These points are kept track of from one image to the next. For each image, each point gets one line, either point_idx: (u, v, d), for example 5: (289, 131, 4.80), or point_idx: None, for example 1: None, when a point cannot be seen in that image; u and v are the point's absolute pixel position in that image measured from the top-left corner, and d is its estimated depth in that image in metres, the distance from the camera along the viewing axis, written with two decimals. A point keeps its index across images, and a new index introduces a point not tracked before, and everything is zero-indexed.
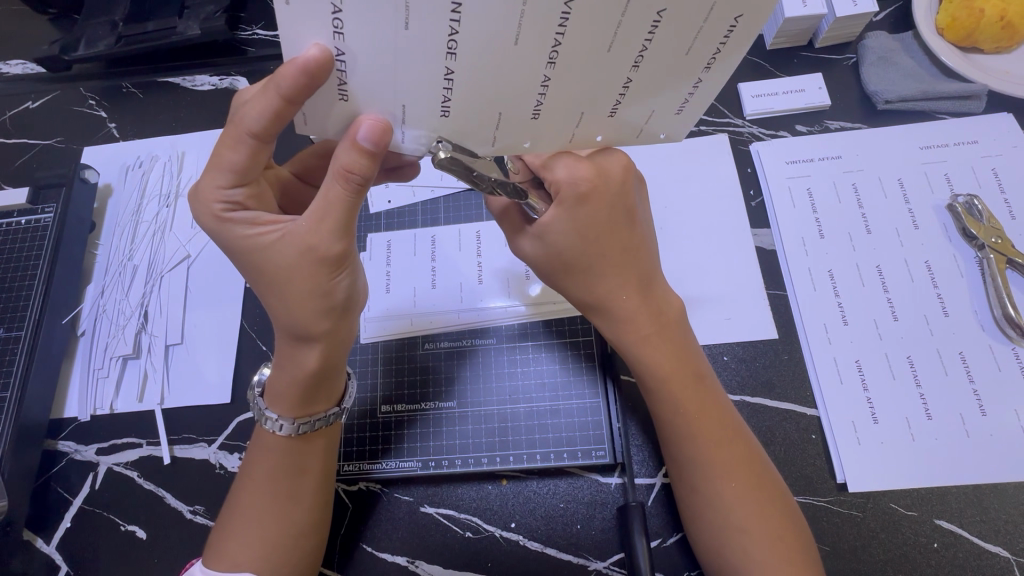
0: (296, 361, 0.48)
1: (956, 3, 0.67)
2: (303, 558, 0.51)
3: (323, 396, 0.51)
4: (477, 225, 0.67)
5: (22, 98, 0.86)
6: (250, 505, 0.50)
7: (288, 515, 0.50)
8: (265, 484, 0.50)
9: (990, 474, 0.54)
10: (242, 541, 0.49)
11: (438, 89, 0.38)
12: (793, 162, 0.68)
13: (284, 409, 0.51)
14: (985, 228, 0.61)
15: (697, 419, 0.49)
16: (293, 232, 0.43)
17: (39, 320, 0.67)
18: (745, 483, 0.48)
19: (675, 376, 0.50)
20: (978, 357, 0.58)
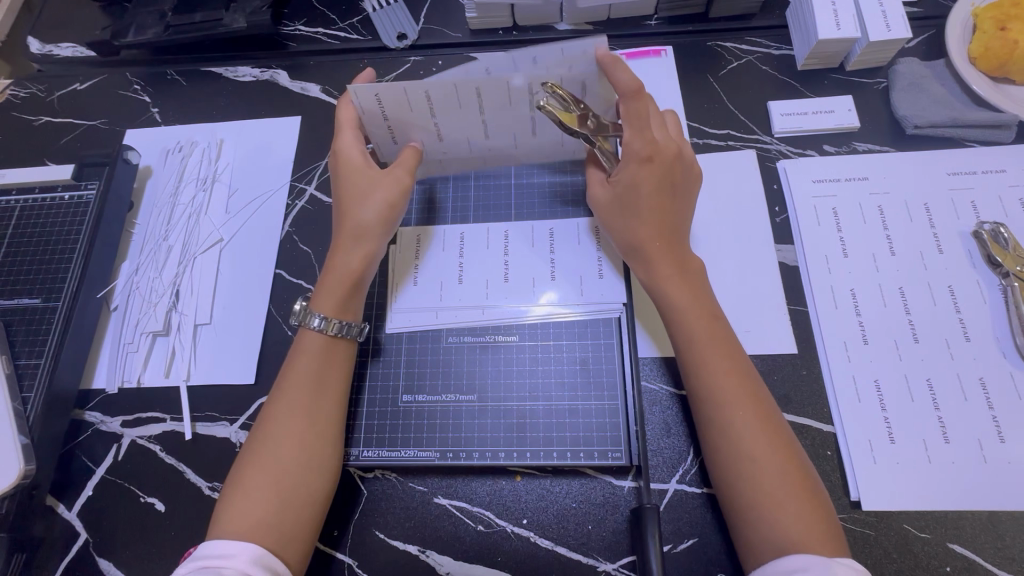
0: (340, 279, 0.59)
1: (989, 34, 0.68)
2: (298, 531, 0.50)
3: (354, 301, 0.59)
4: (506, 225, 0.68)
5: (71, 80, 0.90)
6: (266, 466, 0.51)
7: (302, 481, 0.51)
8: (291, 437, 0.52)
9: (1005, 500, 0.54)
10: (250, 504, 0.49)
11: (434, 141, 0.61)
12: (819, 181, 0.69)
13: (325, 307, 0.58)
14: (1011, 256, 0.61)
15: (741, 401, 0.50)
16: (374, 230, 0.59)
17: (76, 292, 0.70)
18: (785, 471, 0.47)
19: (720, 352, 0.53)
20: (998, 383, 0.58)
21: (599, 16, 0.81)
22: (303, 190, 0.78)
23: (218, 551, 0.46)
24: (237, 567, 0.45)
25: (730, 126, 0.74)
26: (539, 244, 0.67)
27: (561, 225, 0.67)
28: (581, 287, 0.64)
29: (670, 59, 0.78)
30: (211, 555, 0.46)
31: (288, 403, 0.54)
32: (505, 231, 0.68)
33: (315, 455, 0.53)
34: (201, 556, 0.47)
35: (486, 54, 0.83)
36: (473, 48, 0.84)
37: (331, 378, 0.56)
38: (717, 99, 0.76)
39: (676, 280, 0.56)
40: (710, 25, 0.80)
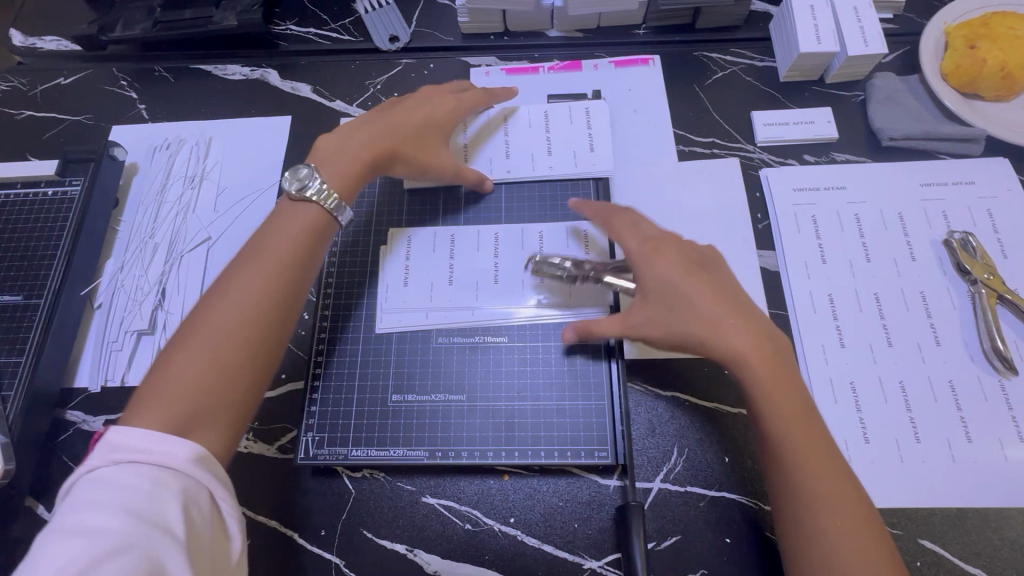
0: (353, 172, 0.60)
1: (959, 51, 0.71)
2: (210, 421, 0.46)
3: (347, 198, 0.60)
4: (498, 229, 0.69)
5: (54, 74, 0.88)
6: (195, 351, 0.47)
7: (230, 379, 0.48)
8: (229, 329, 0.49)
9: (972, 498, 0.57)
10: (171, 394, 0.45)
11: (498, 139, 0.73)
12: (800, 189, 0.71)
13: (329, 178, 0.59)
14: (978, 264, 0.64)
15: (805, 449, 0.48)
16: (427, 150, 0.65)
17: (59, 289, 0.69)
18: (858, 523, 0.45)
19: (784, 394, 0.50)
20: (966, 386, 0.60)
21: (589, 24, 0.83)
22: None
23: (146, 443, 0.42)
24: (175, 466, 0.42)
25: (714, 134, 0.76)
26: (528, 247, 0.68)
27: (550, 230, 0.68)
28: (571, 291, 0.65)
29: (657, 68, 0.80)
30: (137, 448, 0.42)
31: (235, 294, 0.51)
32: (497, 233, 0.69)
33: (251, 353, 0.49)
34: (117, 448, 0.42)
35: (476, 58, 0.84)
36: (464, 52, 0.85)
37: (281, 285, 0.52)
38: (703, 108, 0.78)
39: (738, 318, 0.53)
40: (696, 35, 0.82)
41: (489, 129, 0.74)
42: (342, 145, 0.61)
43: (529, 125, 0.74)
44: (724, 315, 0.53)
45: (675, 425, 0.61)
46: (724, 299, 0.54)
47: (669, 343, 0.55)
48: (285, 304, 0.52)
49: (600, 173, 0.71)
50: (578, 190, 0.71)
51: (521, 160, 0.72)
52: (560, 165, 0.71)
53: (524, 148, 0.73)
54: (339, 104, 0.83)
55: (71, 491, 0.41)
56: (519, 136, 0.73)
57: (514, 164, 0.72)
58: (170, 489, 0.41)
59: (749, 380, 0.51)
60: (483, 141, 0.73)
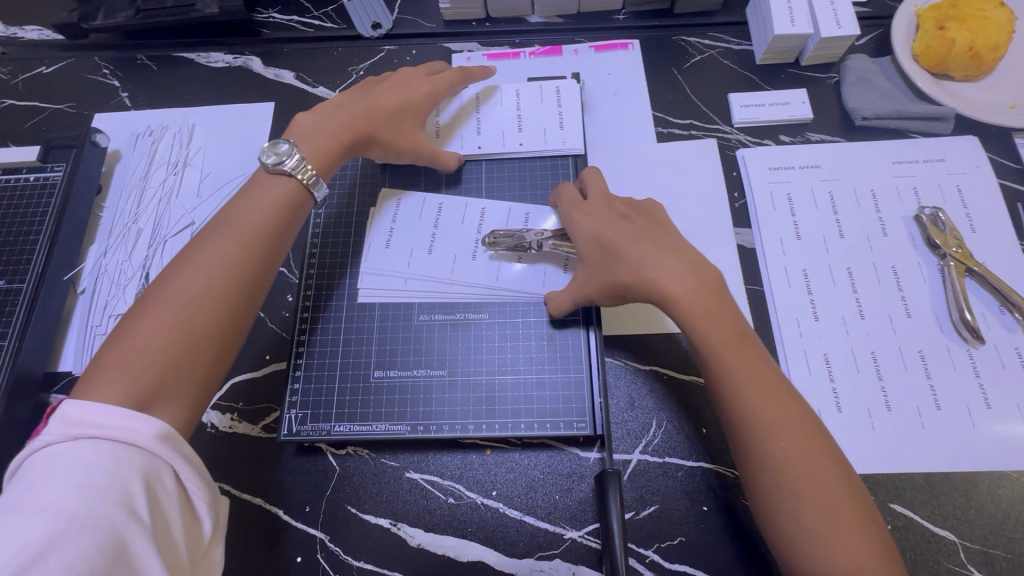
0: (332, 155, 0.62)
1: (929, 32, 0.73)
2: (172, 378, 0.47)
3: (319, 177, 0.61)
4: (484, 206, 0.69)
5: (36, 64, 0.88)
6: (161, 316, 0.48)
7: (195, 344, 0.48)
8: (195, 293, 0.50)
9: (941, 463, 0.58)
10: (137, 355, 0.46)
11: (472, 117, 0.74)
12: (775, 168, 0.73)
13: (307, 154, 0.61)
14: (947, 238, 0.65)
15: (739, 377, 0.51)
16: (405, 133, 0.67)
17: (42, 274, 0.69)
18: (796, 439, 0.48)
19: (711, 327, 0.53)
20: (935, 355, 0.62)
21: (569, 10, 0.84)
22: None
23: (98, 418, 0.42)
24: (134, 442, 0.42)
25: (692, 116, 0.77)
26: (511, 222, 0.68)
27: (535, 210, 0.68)
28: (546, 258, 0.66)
29: (636, 52, 0.81)
30: (94, 421, 0.42)
31: (201, 256, 0.52)
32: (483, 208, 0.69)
33: (209, 313, 0.50)
34: (78, 423, 0.42)
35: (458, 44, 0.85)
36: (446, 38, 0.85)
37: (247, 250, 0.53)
38: (681, 91, 0.79)
39: (669, 261, 0.56)
40: (675, 20, 0.83)
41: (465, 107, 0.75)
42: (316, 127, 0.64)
43: (504, 105, 0.75)
44: (648, 260, 0.56)
45: (654, 398, 0.62)
46: (647, 247, 0.57)
47: (610, 298, 0.58)
48: (253, 269, 0.53)
49: (579, 153, 0.72)
50: (558, 170, 0.72)
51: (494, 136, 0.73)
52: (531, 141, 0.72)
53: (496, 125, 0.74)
54: (322, 90, 0.84)
55: (30, 464, 0.41)
56: (496, 115, 0.74)
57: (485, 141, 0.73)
58: (130, 468, 0.41)
59: (680, 319, 0.54)
60: (457, 119, 0.74)
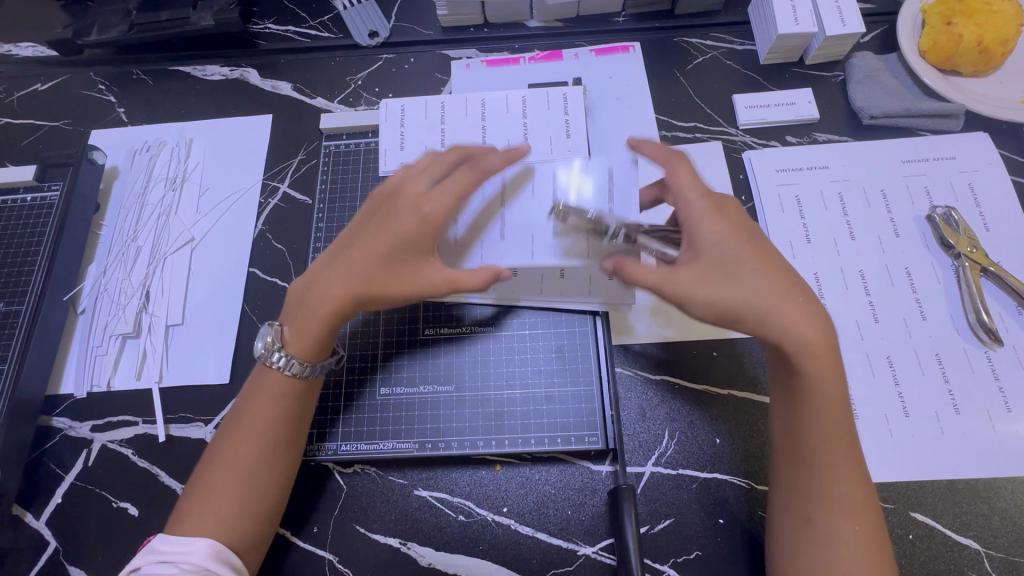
0: (325, 308, 0.54)
1: (936, 28, 0.71)
2: (247, 524, 0.50)
3: (317, 310, 0.54)
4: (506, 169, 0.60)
5: (31, 81, 0.87)
6: (235, 458, 0.51)
7: (266, 479, 0.52)
8: (261, 431, 0.52)
9: (962, 470, 0.57)
10: (216, 495, 0.50)
11: (475, 124, 0.73)
12: (783, 170, 0.71)
13: (292, 342, 0.54)
14: (961, 237, 0.64)
15: (835, 446, 0.48)
16: (416, 194, 0.56)
17: (40, 295, 0.68)
18: (853, 519, 0.47)
19: (830, 394, 0.49)
20: (953, 358, 0.61)
21: (569, 13, 0.83)
22: (276, 189, 0.77)
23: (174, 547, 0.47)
24: (197, 562, 0.46)
25: (696, 118, 0.76)
26: (540, 194, 0.59)
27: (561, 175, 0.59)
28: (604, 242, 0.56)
29: (638, 54, 0.80)
30: (171, 549, 0.47)
31: (262, 403, 0.53)
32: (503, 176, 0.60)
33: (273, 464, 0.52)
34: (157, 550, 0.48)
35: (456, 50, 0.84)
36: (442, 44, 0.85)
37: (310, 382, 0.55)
38: (684, 93, 0.78)
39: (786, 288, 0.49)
40: (675, 21, 0.82)
41: (466, 114, 0.74)
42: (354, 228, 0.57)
43: (507, 110, 0.73)
44: (778, 294, 0.49)
45: (666, 409, 0.61)
46: (791, 290, 0.49)
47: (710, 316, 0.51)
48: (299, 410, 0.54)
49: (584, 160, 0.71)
50: None
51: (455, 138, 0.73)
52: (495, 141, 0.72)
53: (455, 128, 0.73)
54: (320, 101, 0.83)
55: None
56: (496, 121, 0.73)
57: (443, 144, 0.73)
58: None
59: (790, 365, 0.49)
60: (422, 128, 0.74)
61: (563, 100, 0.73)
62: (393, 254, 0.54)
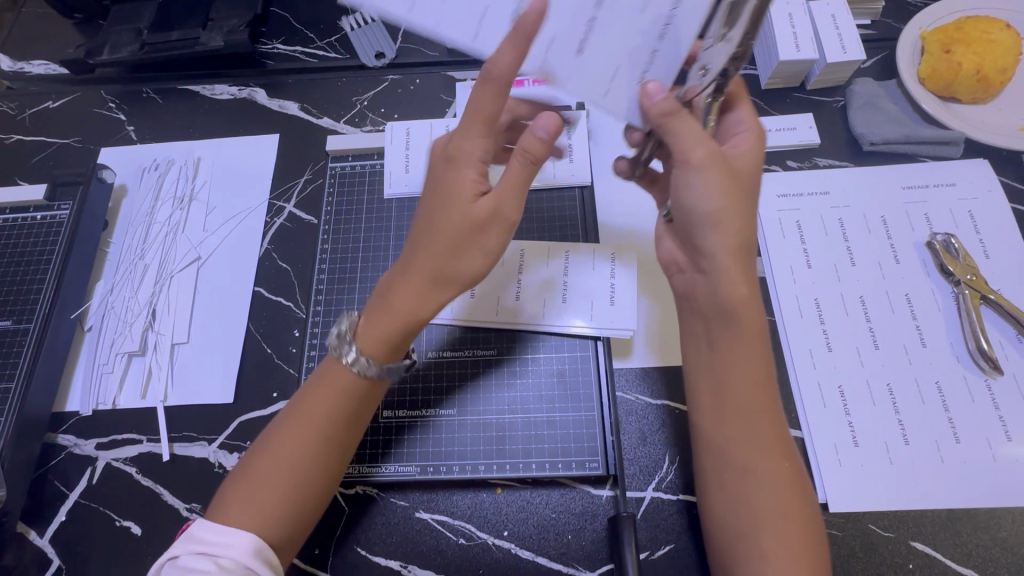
0: (411, 308, 0.50)
1: (935, 56, 0.72)
2: (292, 517, 0.48)
3: (395, 311, 0.50)
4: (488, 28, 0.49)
5: (43, 98, 0.89)
6: (284, 447, 0.49)
7: (315, 468, 0.49)
8: (317, 424, 0.50)
9: (962, 499, 0.57)
10: (261, 483, 0.48)
11: None
12: (783, 195, 0.72)
13: (368, 340, 0.50)
14: (961, 265, 0.64)
15: (762, 392, 0.49)
16: (475, 168, 0.50)
17: (49, 313, 0.69)
18: (776, 461, 0.47)
19: (751, 349, 0.49)
20: (952, 386, 0.61)
21: None
22: (282, 208, 0.78)
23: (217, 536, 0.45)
24: (234, 557, 0.44)
25: None
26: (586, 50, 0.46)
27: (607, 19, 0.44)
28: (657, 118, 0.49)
29: None
30: (210, 539, 0.45)
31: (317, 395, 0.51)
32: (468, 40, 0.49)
33: (321, 460, 0.50)
34: (196, 540, 0.46)
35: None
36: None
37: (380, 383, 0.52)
38: None
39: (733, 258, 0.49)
40: None
41: None
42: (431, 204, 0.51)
43: None
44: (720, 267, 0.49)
45: (667, 435, 0.61)
46: (740, 242, 0.49)
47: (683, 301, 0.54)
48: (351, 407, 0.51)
49: (586, 185, 0.73)
50: (565, 201, 0.73)
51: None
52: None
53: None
54: (327, 121, 0.84)
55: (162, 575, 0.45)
56: None
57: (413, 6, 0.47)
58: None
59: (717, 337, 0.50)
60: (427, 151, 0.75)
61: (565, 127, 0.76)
62: (465, 240, 0.49)
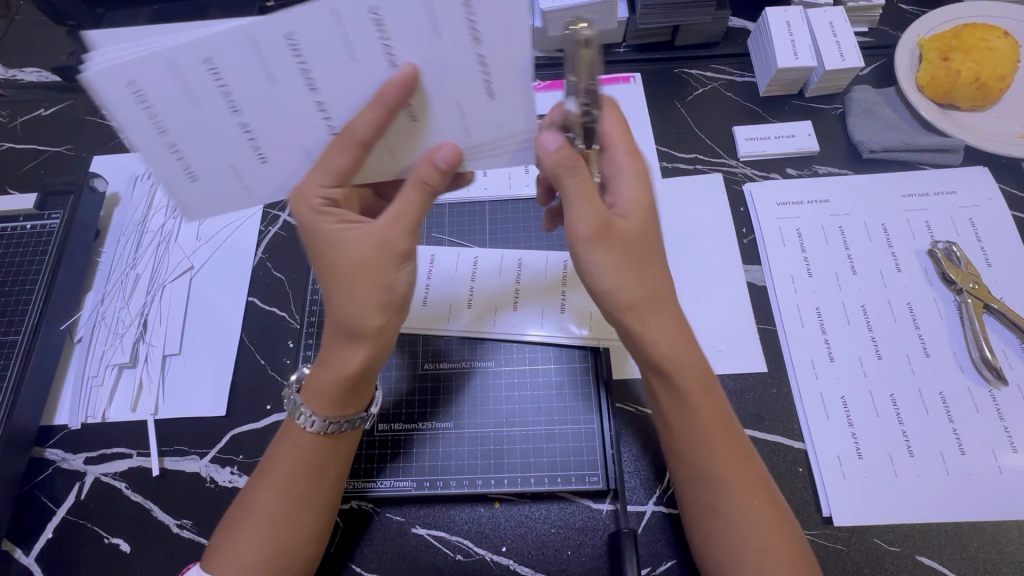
0: (341, 362, 0.49)
1: (934, 64, 0.72)
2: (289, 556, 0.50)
3: (332, 374, 0.49)
4: (346, 106, 0.44)
5: (35, 106, 0.88)
6: (270, 491, 0.50)
7: (298, 516, 0.50)
8: (297, 464, 0.51)
9: (969, 512, 0.56)
10: (250, 532, 0.49)
11: None
12: (783, 203, 0.71)
13: (313, 404, 0.50)
14: (963, 274, 0.64)
15: (708, 431, 0.49)
16: (315, 177, 0.46)
17: (38, 324, 0.67)
18: (751, 495, 0.48)
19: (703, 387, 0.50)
20: (956, 397, 0.60)
21: None
22: (277, 217, 0.77)
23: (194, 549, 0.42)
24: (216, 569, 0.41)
25: (697, 150, 0.76)
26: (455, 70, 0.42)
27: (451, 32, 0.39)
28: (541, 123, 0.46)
29: (639, 85, 0.81)
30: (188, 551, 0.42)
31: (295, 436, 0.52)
32: (330, 122, 0.45)
33: (305, 499, 0.50)
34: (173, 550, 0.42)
35: (109, 78, 0.39)
36: (150, 133, 0.42)
37: (349, 434, 0.53)
38: (685, 124, 0.78)
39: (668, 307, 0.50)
40: (676, 52, 0.83)
41: None
42: (329, 244, 0.48)
43: None
44: (650, 313, 0.49)
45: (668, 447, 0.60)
46: (654, 289, 0.49)
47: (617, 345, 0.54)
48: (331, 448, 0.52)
49: None
50: None
51: (256, 98, 0.42)
52: (320, 63, 0.40)
53: (243, 64, 0.40)
54: None
55: None
56: None
57: (257, 118, 0.43)
58: None
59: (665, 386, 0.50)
60: None
61: None
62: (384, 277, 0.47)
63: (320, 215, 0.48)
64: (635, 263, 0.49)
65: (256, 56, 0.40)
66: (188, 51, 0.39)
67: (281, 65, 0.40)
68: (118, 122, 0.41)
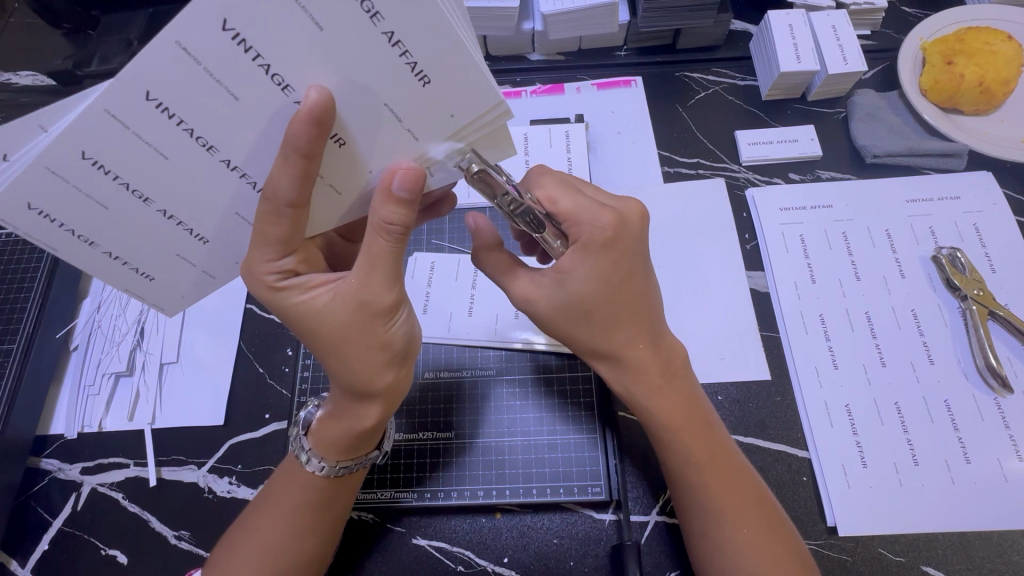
0: (353, 417, 0.49)
1: (937, 67, 0.71)
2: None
3: (340, 427, 0.49)
4: (255, 155, 0.40)
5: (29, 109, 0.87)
6: (276, 510, 0.50)
7: (299, 542, 0.50)
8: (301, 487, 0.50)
9: (975, 522, 0.55)
10: (250, 549, 0.49)
11: None
12: (786, 209, 0.71)
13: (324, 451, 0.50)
14: (968, 280, 0.63)
15: (701, 460, 0.50)
16: (262, 250, 0.44)
17: (32, 332, 0.66)
18: (755, 519, 0.49)
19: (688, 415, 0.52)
20: (961, 405, 0.60)
21: (570, 47, 0.83)
22: None
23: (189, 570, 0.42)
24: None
25: (699, 154, 0.76)
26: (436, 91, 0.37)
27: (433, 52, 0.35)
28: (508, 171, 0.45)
29: (640, 89, 0.80)
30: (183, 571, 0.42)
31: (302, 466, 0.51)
32: (249, 179, 0.41)
33: (306, 527, 0.50)
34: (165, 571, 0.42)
35: (9, 205, 0.36)
36: (77, 245, 0.40)
37: (356, 474, 0.53)
38: (687, 128, 0.78)
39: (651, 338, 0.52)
40: (678, 56, 0.82)
41: None
42: (295, 317, 0.46)
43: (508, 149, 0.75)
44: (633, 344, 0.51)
45: None
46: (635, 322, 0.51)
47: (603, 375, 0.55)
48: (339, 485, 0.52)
49: None
50: None
51: (149, 178, 0.38)
52: (193, 115, 0.35)
53: (110, 148, 0.36)
54: None
55: None
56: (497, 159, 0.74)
57: (172, 200, 0.40)
58: None
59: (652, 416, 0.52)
60: None
61: (564, 140, 0.75)
62: (370, 332, 0.45)
63: (282, 290, 0.45)
64: (609, 301, 0.50)
65: (126, 133, 0.35)
66: (54, 157, 0.35)
67: (160, 138, 0.36)
68: (43, 243, 0.39)
